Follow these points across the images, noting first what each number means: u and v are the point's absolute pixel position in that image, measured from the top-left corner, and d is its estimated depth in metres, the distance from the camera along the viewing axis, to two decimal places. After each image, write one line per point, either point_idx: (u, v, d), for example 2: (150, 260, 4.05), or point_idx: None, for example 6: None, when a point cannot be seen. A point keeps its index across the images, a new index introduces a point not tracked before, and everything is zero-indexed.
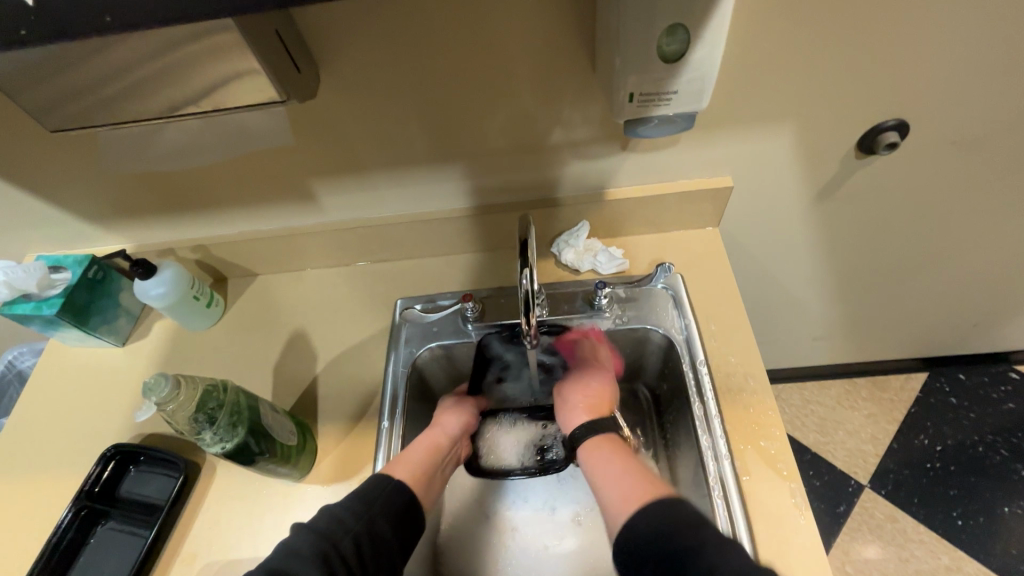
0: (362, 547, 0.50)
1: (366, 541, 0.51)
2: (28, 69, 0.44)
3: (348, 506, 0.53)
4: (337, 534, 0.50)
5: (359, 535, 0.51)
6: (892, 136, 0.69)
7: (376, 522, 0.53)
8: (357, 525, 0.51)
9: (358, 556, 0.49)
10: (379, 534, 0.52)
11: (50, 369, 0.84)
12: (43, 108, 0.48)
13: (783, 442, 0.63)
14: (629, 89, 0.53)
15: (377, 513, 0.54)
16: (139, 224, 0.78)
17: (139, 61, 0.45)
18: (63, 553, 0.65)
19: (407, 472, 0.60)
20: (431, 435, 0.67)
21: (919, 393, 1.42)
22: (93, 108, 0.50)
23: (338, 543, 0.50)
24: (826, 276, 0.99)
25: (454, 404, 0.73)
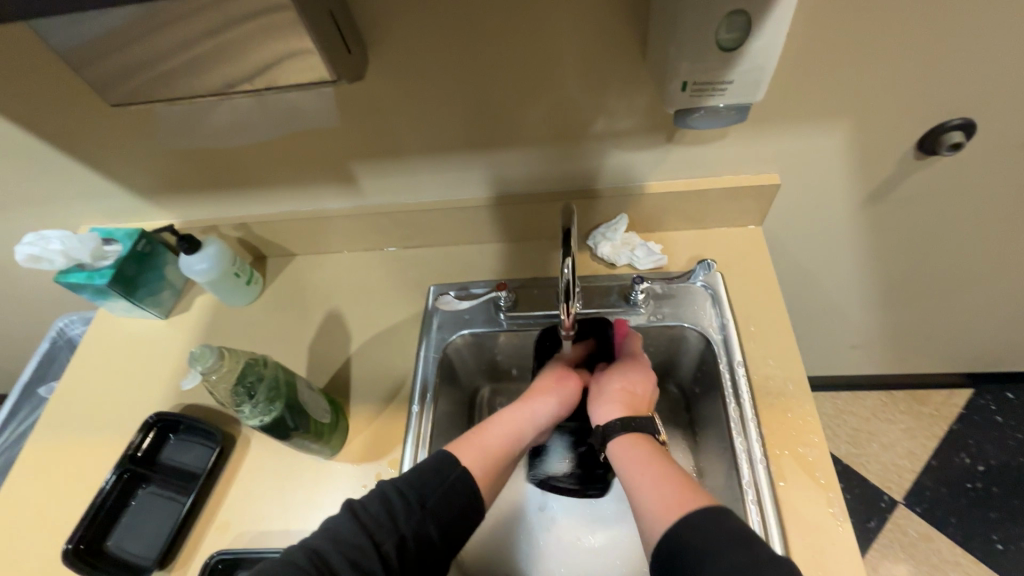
0: (405, 550, 0.50)
1: (410, 543, 0.51)
2: (95, 41, 0.46)
3: (401, 500, 0.53)
4: (382, 533, 0.50)
5: (405, 536, 0.51)
6: (958, 136, 0.65)
7: (426, 522, 0.52)
8: (404, 527, 0.51)
9: (397, 558, 0.50)
10: (426, 534, 0.52)
11: (99, 337, 0.88)
12: (107, 82, 0.50)
13: (822, 450, 0.61)
14: (682, 77, 0.52)
15: (429, 513, 0.53)
16: (186, 200, 0.80)
17: (199, 36, 0.46)
18: (107, 514, 0.68)
19: (478, 465, 0.59)
20: (510, 418, 0.64)
21: (962, 410, 1.36)
22: (152, 85, 0.51)
23: (381, 543, 0.50)
24: (871, 282, 0.95)
25: (553, 382, 0.67)
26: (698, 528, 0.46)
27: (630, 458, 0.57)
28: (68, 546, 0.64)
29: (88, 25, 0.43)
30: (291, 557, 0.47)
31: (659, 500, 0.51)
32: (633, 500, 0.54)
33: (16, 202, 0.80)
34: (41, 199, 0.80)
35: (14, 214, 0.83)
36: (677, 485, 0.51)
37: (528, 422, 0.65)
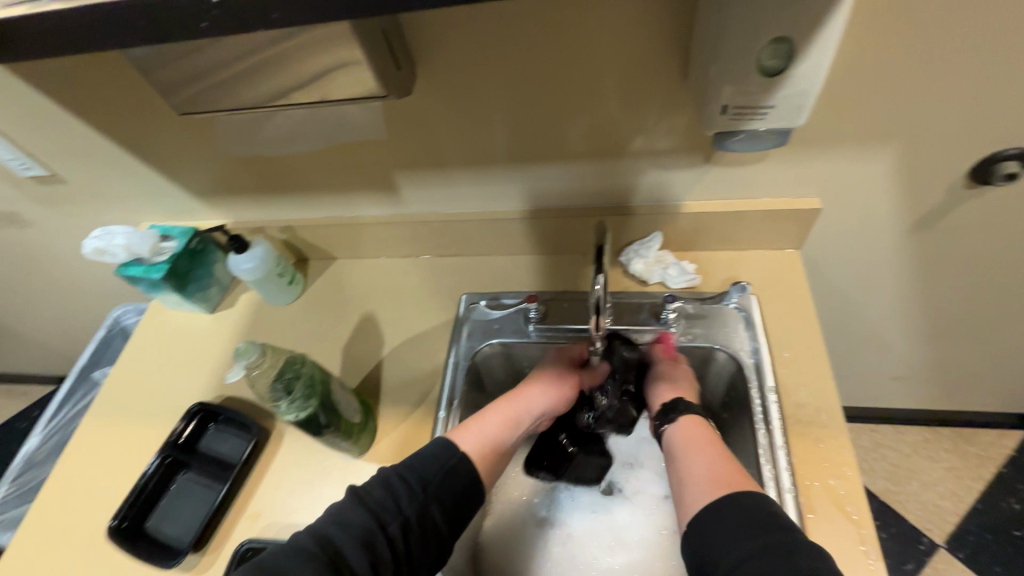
0: (409, 531, 0.53)
1: (414, 526, 0.53)
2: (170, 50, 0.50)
3: (405, 485, 0.55)
4: (386, 515, 0.53)
5: (408, 520, 0.53)
6: (1013, 165, 0.63)
7: (428, 503, 0.55)
8: (408, 509, 0.54)
9: (402, 540, 0.52)
10: (428, 518, 0.54)
11: (150, 327, 0.93)
12: (175, 85, 0.54)
13: (856, 485, 0.60)
14: (721, 101, 0.52)
15: (431, 495, 0.55)
16: (238, 202, 0.85)
17: (262, 49, 0.49)
18: (148, 495, 0.72)
19: (476, 444, 0.61)
20: (506, 406, 0.67)
21: (1013, 452, 1.28)
22: (217, 93, 0.55)
23: (386, 526, 0.52)
24: (915, 313, 0.91)
25: (549, 376, 0.70)
26: (741, 507, 0.49)
27: (688, 436, 0.61)
28: (112, 524, 0.69)
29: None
30: (299, 542, 0.49)
31: (709, 476, 0.55)
32: (681, 471, 0.58)
33: (86, 198, 0.87)
34: (108, 196, 0.86)
35: (83, 208, 0.89)
36: (731, 470, 0.55)
37: (528, 408, 0.67)
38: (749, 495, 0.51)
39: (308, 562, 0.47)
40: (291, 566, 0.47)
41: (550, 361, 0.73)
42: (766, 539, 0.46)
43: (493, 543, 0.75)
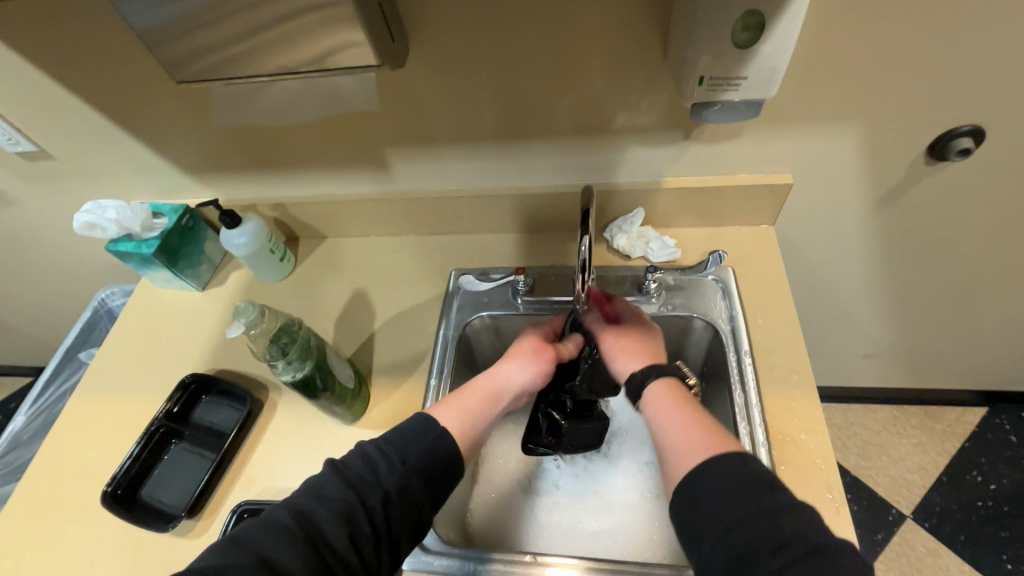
0: (390, 504, 0.54)
1: (394, 498, 0.55)
2: (176, 21, 0.51)
3: (385, 458, 0.57)
4: (366, 490, 0.54)
5: (388, 492, 0.55)
6: (967, 141, 0.68)
7: (410, 478, 0.56)
8: (387, 483, 0.55)
9: (384, 512, 0.54)
10: (409, 489, 0.56)
11: (140, 305, 0.93)
12: (180, 63, 0.56)
13: (824, 438, 0.63)
14: (699, 73, 0.55)
15: (412, 468, 0.57)
16: (229, 179, 0.86)
17: (265, 23, 0.51)
18: (141, 465, 0.73)
19: (455, 423, 0.63)
20: (489, 383, 0.67)
21: (975, 428, 1.35)
22: (217, 67, 0.57)
23: (367, 499, 0.54)
24: (882, 289, 0.96)
25: (529, 349, 0.70)
26: (724, 481, 0.49)
27: (657, 402, 0.59)
28: (107, 490, 0.69)
29: (171, 5, 0.49)
30: (279, 516, 0.51)
31: (686, 445, 0.53)
32: (662, 443, 0.56)
33: (75, 175, 0.87)
34: (97, 173, 0.86)
35: (71, 186, 0.89)
36: (703, 432, 0.54)
37: (508, 384, 0.68)
38: (727, 460, 0.50)
39: (284, 538, 0.49)
40: (267, 543, 0.48)
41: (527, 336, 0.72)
42: (749, 510, 0.46)
43: (480, 505, 0.77)
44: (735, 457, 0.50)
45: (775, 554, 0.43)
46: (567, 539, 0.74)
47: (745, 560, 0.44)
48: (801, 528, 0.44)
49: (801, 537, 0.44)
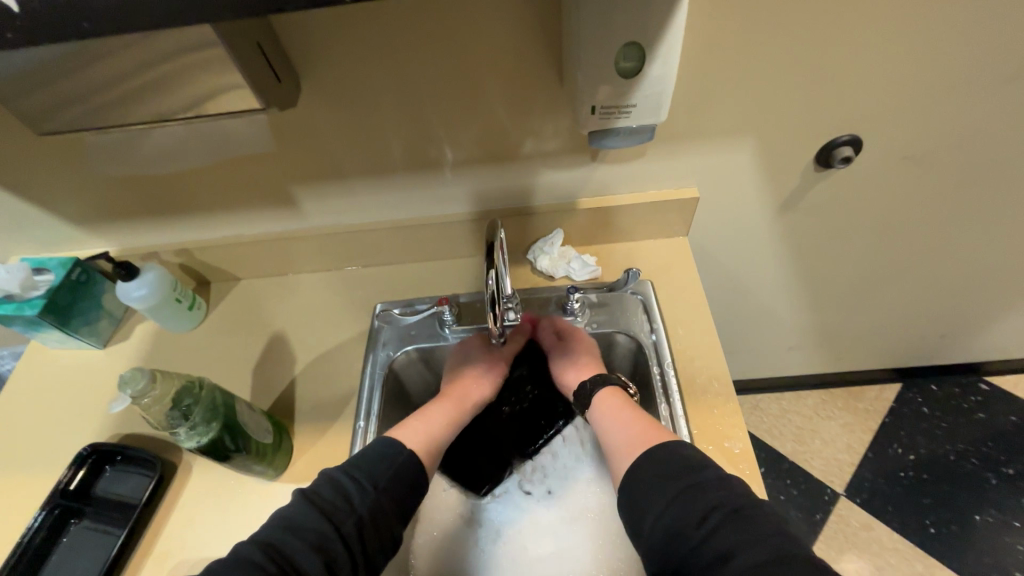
0: (363, 529, 0.54)
1: (368, 523, 0.55)
2: (24, 75, 0.47)
3: (354, 485, 0.56)
4: (340, 515, 0.54)
5: (362, 517, 0.55)
6: (847, 150, 0.73)
7: (380, 501, 0.56)
8: (360, 506, 0.55)
9: (357, 538, 0.53)
10: (381, 513, 0.56)
11: (30, 370, 0.85)
12: (40, 114, 0.51)
13: (746, 443, 0.66)
14: (591, 102, 0.56)
15: (383, 491, 0.57)
16: (124, 227, 0.79)
17: (131, 70, 0.48)
18: (33, 553, 0.65)
19: (417, 440, 0.64)
20: (447, 402, 0.71)
21: (893, 403, 1.45)
22: (88, 117, 0.53)
23: (341, 525, 0.53)
24: (794, 286, 1.02)
25: (473, 360, 0.76)
26: (660, 465, 0.53)
27: (604, 405, 0.65)
28: None
29: (15, 60, 0.45)
30: (247, 553, 0.49)
31: (628, 440, 0.59)
32: (608, 440, 0.61)
33: None
34: None
35: None
36: (641, 429, 0.59)
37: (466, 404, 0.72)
38: (659, 449, 0.54)
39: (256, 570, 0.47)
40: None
41: (468, 345, 0.77)
42: (678, 488, 0.50)
43: (425, 551, 0.74)
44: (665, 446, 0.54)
45: (701, 525, 0.47)
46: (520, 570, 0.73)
47: (678, 536, 0.48)
48: (722, 494, 0.48)
49: (724, 502, 0.48)
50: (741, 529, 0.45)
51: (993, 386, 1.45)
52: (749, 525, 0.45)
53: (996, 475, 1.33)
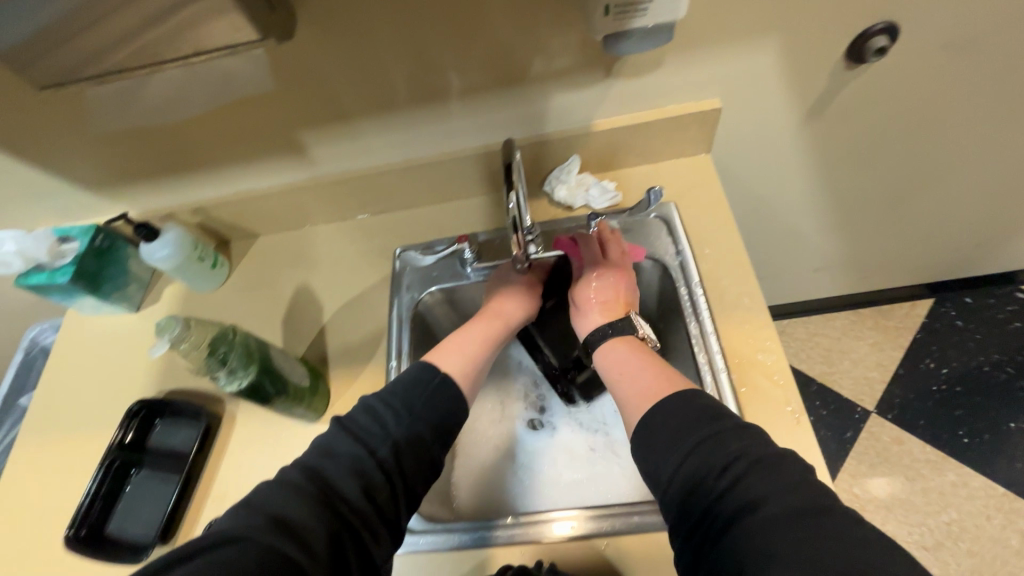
0: (400, 453, 0.53)
1: (405, 449, 0.54)
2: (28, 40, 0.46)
3: (391, 411, 0.56)
4: (374, 442, 0.53)
5: (399, 444, 0.54)
6: (881, 41, 0.67)
7: (418, 426, 0.55)
8: (395, 435, 0.54)
9: (394, 463, 0.52)
10: (419, 435, 0.55)
11: (70, 338, 0.87)
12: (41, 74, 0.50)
13: (780, 354, 0.65)
14: (604, 2, 0.52)
15: (420, 416, 0.56)
16: (140, 189, 0.80)
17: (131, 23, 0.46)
18: (102, 502, 0.69)
19: (453, 364, 0.63)
20: (483, 325, 0.69)
21: (925, 319, 1.42)
22: (90, 78, 0.51)
23: (375, 452, 0.53)
24: (823, 200, 0.98)
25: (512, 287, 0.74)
26: (673, 419, 0.49)
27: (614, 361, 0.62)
28: (69, 533, 0.66)
29: (19, 25, 0.44)
30: (288, 479, 0.49)
31: (638, 395, 0.55)
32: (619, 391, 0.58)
33: None
34: None
35: None
36: (654, 380, 0.56)
37: (507, 321, 0.71)
38: (672, 398, 0.51)
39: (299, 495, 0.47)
40: (284, 500, 0.46)
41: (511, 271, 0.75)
42: (695, 441, 0.47)
43: (464, 480, 0.77)
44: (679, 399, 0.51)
45: (722, 474, 0.44)
46: (560, 494, 0.75)
47: (700, 488, 0.45)
48: (744, 444, 0.45)
49: (744, 453, 0.45)
50: (767, 478, 0.42)
51: None
52: (773, 474, 0.42)
53: None
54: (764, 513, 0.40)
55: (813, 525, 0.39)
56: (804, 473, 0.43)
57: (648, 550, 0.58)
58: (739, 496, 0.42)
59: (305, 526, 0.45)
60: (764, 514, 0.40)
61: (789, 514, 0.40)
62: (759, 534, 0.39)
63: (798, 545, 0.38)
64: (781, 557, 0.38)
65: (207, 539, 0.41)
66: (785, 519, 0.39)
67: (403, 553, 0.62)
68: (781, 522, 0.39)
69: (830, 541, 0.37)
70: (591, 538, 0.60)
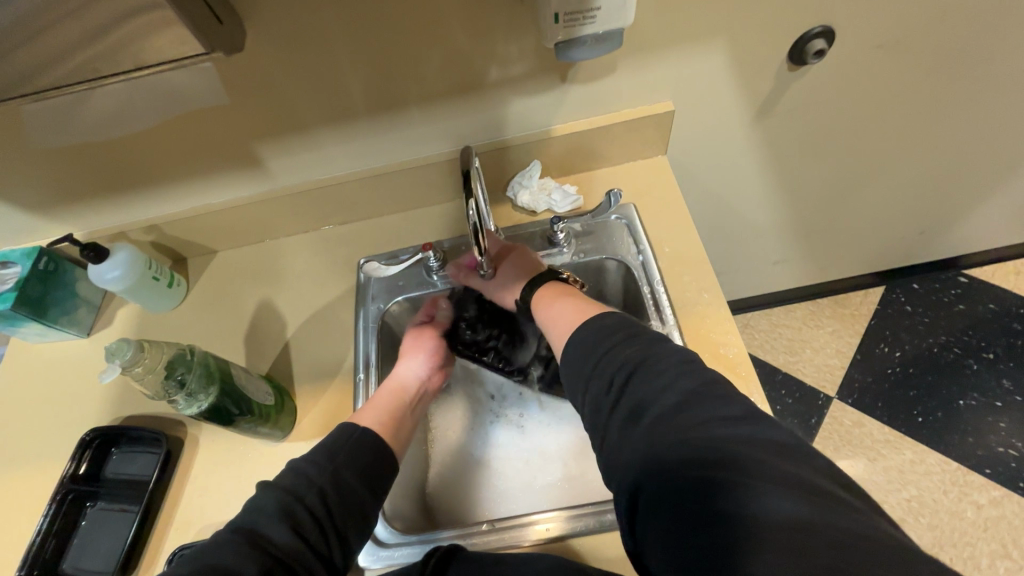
0: (328, 499, 0.52)
1: (332, 493, 0.52)
2: None
3: (314, 463, 0.54)
4: (300, 490, 0.51)
5: (326, 490, 0.52)
6: (820, 43, 0.71)
7: (342, 472, 0.54)
8: (320, 479, 0.53)
9: (324, 508, 0.51)
10: (344, 481, 0.54)
11: (14, 367, 0.83)
12: None
13: (741, 346, 0.67)
14: (553, 10, 0.54)
15: (341, 463, 0.55)
16: (87, 208, 0.76)
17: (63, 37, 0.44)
18: (56, 537, 0.66)
19: (374, 422, 0.63)
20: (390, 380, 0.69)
21: (878, 305, 1.49)
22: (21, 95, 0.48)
23: (304, 499, 0.51)
24: (775, 196, 1.02)
25: (412, 344, 0.73)
26: (568, 366, 0.55)
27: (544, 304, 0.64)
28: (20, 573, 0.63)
29: None
30: (216, 538, 0.47)
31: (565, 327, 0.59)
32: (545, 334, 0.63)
33: None
34: None
35: None
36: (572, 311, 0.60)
37: (411, 378, 0.70)
38: (586, 326, 0.55)
39: (227, 547, 0.46)
40: (211, 558, 0.44)
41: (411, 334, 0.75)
42: (594, 360, 0.52)
43: (439, 486, 0.77)
44: (596, 323, 0.55)
45: (613, 387, 0.49)
46: (533, 497, 0.75)
47: (601, 402, 0.49)
48: (632, 351, 0.50)
49: (638, 357, 0.49)
50: (648, 380, 0.47)
51: (972, 278, 1.48)
52: (654, 373, 0.47)
53: (977, 361, 1.39)
54: (650, 416, 0.44)
55: (689, 416, 0.42)
56: (688, 356, 0.48)
57: (617, 546, 0.59)
58: (630, 397, 0.47)
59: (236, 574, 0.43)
60: (650, 415, 0.45)
61: (668, 411, 0.44)
62: (649, 431, 0.44)
63: (678, 435, 0.41)
64: (658, 444, 0.42)
65: None
66: (669, 413, 0.44)
67: (378, 567, 0.61)
68: (664, 417, 0.44)
69: (701, 422, 0.41)
70: (564, 538, 0.60)
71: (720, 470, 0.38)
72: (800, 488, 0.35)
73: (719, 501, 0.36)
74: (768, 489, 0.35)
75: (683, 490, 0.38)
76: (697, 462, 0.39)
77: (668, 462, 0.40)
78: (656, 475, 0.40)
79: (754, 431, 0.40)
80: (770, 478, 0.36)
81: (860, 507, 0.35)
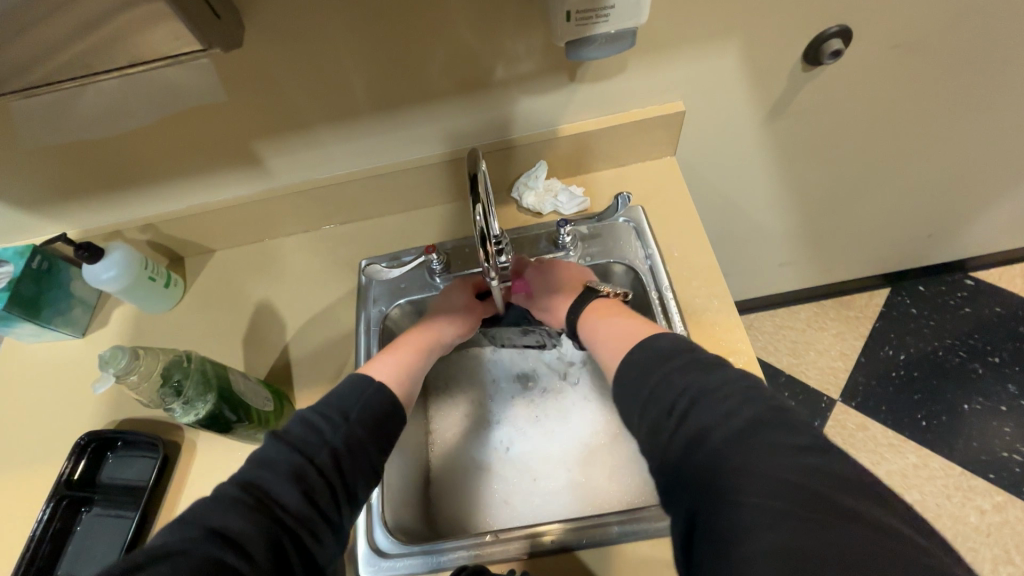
0: (339, 459, 0.51)
1: (343, 452, 0.51)
2: None
3: (325, 419, 0.53)
4: (312, 448, 0.50)
5: (337, 449, 0.51)
6: (836, 43, 0.69)
7: (354, 430, 0.53)
8: (332, 437, 0.52)
9: (335, 467, 0.50)
10: (356, 438, 0.53)
11: (7, 368, 0.81)
12: None
13: (751, 355, 0.65)
14: (565, 8, 0.52)
15: (356, 423, 0.54)
16: (81, 206, 0.74)
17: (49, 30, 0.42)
18: (51, 542, 0.65)
19: (386, 373, 0.62)
20: (416, 334, 0.68)
21: (883, 307, 1.47)
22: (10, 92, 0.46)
23: (314, 457, 0.50)
24: (784, 197, 1.00)
25: (450, 304, 0.73)
26: (621, 389, 0.53)
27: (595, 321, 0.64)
28: None
29: None
30: (222, 492, 0.46)
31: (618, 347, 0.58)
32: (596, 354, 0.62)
33: None
34: None
35: None
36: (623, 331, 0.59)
37: (435, 339, 0.69)
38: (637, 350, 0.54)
39: (234, 505, 0.44)
40: (216, 516, 0.43)
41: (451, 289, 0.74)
42: (651, 385, 0.50)
43: (441, 495, 0.76)
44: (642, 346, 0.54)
45: (671, 415, 0.47)
46: (537, 505, 0.73)
47: (656, 428, 0.47)
48: (690, 378, 0.48)
49: (694, 384, 0.47)
50: (710, 406, 0.45)
51: (978, 281, 1.47)
52: (714, 400, 0.45)
53: (982, 365, 1.38)
54: (714, 443, 0.42)
55: (759, 444, 0.40)
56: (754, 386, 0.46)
57: (624, 558, 0.58)
58: (689, 423, 0.45)
59: (241, 536, 0.42)
60: (713, 442, 0.42)
61: (732, 437, 0.41)
62: (713, 459, 0.41)
63: (745, 464, 0.39)
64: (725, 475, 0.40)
65: (138, 557, 0.39)
66: (734, 440, 0.41)
67: None
68: (729, 446, 0.41)
69: (771, 453, 0.39)
70: (570, 548, 0.59)
71: (799, 507, 0.36)
72: (879, 532, 0.34)
73: (802, 540, 0.34)
74: (851, 533, 0.34)
75: (761, 527, 0.36)
76: (773, 498, 0.37)
77: (739, 494, 0.38)
78: (722, 506, 0.38)
79: (828, 468, 0.38)
80: (851, 520, 0.35)
81: (938, 552, 0.35)
